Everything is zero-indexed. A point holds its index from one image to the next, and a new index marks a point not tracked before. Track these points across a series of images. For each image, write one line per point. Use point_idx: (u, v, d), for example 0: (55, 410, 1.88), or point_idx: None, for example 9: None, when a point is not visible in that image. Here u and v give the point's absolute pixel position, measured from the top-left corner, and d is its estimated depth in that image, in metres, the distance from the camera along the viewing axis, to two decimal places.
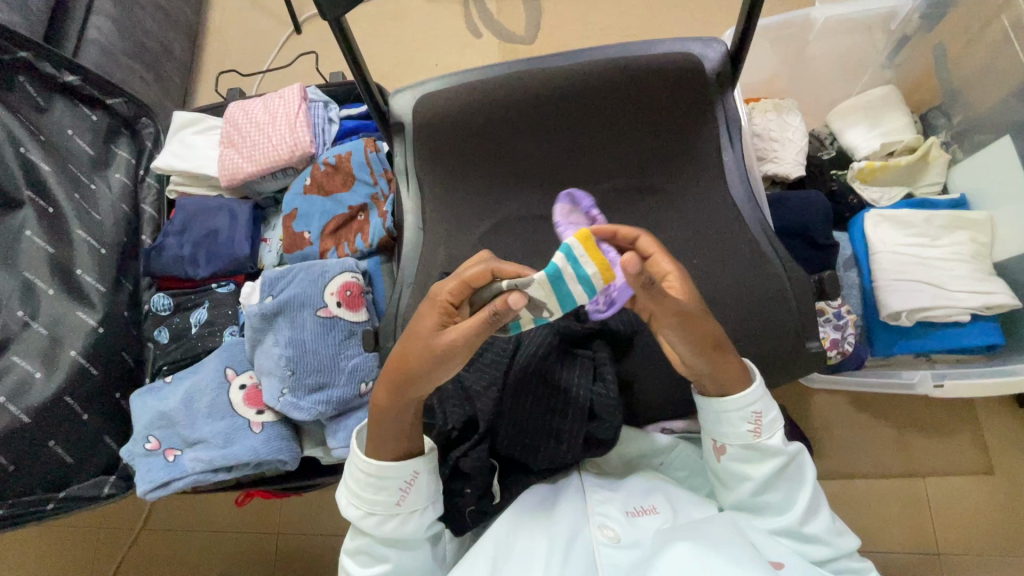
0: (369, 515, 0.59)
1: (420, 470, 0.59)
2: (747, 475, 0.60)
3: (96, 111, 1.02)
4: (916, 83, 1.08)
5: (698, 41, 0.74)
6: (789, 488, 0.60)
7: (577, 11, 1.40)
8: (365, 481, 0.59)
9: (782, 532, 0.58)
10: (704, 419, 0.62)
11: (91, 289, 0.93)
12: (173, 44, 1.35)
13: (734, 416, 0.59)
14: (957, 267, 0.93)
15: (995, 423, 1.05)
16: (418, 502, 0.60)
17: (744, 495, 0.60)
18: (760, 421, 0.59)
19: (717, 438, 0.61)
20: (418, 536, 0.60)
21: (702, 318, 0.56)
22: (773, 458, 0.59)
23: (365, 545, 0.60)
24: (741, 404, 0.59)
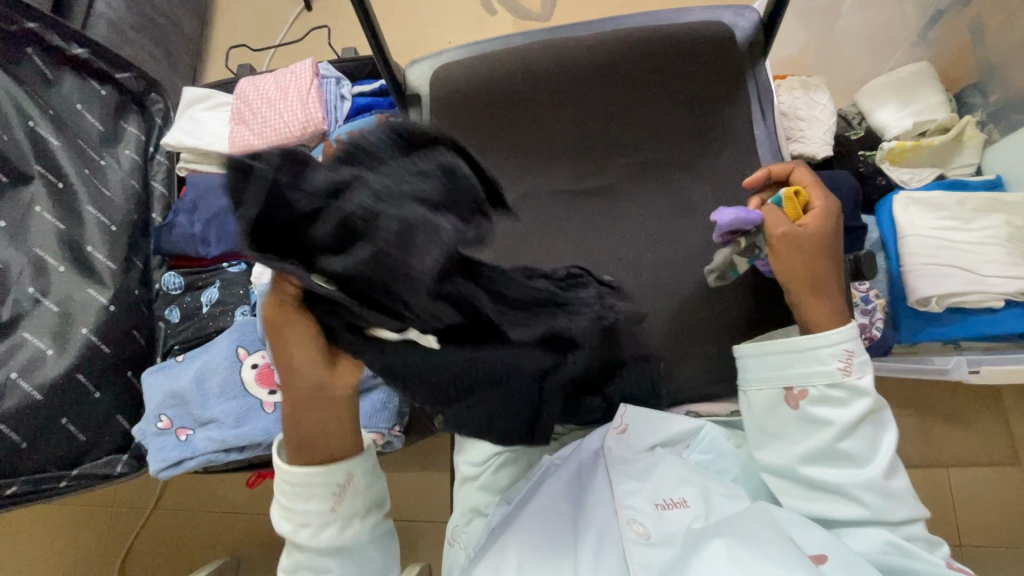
0: (301, 528, 0.56)
1: (356, 470, 0.56)
2: (830, 419, 0.58)
3: (104, 85, 1.00)
4: (950, 60, 1.04)
5: (729, 10, 0.70)
6: (868, 437, 0.58)
7: None
8: (293, 493, 0.55)
9: (864, 485, 0.57)
10: (778, 365, 0.59)
11: (102, 267, 0.92)
12: (182, 20, 1.33)
13: (822, 356, 0.58)
14: (990, 251, 0.90)
15: (1022, 414, 1.02)
16: (354, 505, 0.57)
17: (826, 443, 0.58)
18: (851, 360, 0.58)
19: (798, 385, 0.59)
20: (359, 537, 0.58)
21: (804, 258, 0.58)
22: (861, 401, 0.58)
23: (302, 560, 0.58)
24: (831, 341, 0.58)
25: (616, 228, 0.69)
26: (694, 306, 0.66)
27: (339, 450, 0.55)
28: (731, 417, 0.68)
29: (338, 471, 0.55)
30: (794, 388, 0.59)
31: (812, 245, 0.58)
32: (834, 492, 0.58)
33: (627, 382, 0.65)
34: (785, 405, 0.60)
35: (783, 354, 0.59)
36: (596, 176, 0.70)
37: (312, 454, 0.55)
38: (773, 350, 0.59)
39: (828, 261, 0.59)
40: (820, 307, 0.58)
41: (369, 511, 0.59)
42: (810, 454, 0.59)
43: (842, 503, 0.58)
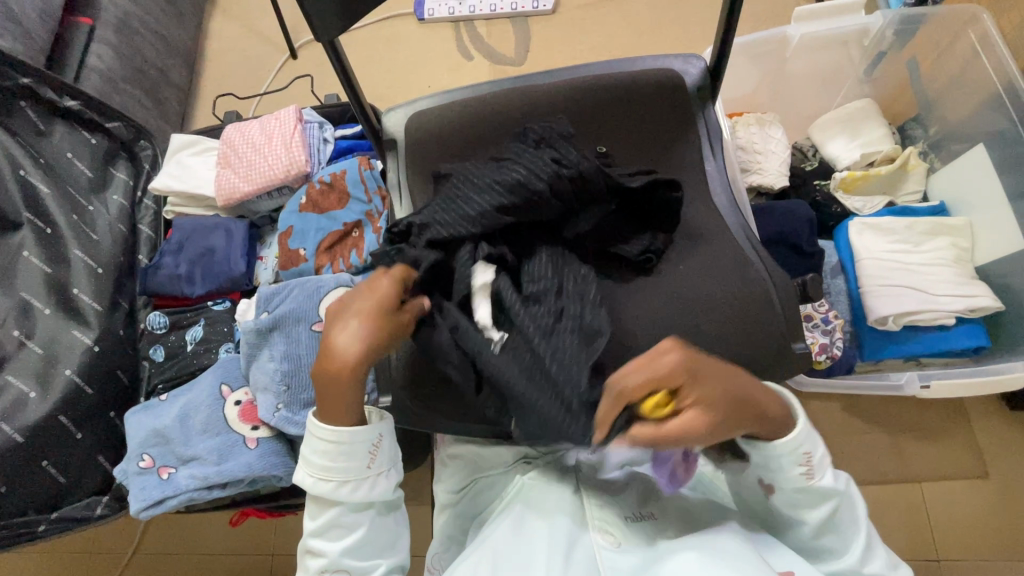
0: (341, 485, 0.62)
1: (385, 431, 0.64)
2: (800, 514, 0.60)
3: (94, 134, 1.04)
4: (893, 96, 1.12)
5: (679, 57, 0.77)
6: (845, 530, 0.60)
7: (563, 32, 1.44)
8: (332, 452, 0.61)
9: (839, 572, 0.59)
10: (751, 466, 0.61)
11: (87, 308, 0.94)
12: (171, 71, 1.39)
13: (784, 464, 0.59)
14: (940, 271, 0.95)
15: (986, 426, 1.06)
16: (384, 462, 0.64)
17: (801, 534, 0.61)
18: (811, 462, 0.59)
19: (766, 480, 0.61)
20: (386, 495, 0.65)
21: (731, 419, 0.55)
22: (828, 501, 0.59)
23: (335, 518, 0.62)
24: (790, 448, 0.58)
25: None
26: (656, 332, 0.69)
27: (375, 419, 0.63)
28: None
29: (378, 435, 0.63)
30: (765, 483, 0.61)
31: (713, 417, 0.55)
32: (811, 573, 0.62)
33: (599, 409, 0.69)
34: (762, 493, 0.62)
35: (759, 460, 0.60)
36: None
37: (347, 416, 0.61)
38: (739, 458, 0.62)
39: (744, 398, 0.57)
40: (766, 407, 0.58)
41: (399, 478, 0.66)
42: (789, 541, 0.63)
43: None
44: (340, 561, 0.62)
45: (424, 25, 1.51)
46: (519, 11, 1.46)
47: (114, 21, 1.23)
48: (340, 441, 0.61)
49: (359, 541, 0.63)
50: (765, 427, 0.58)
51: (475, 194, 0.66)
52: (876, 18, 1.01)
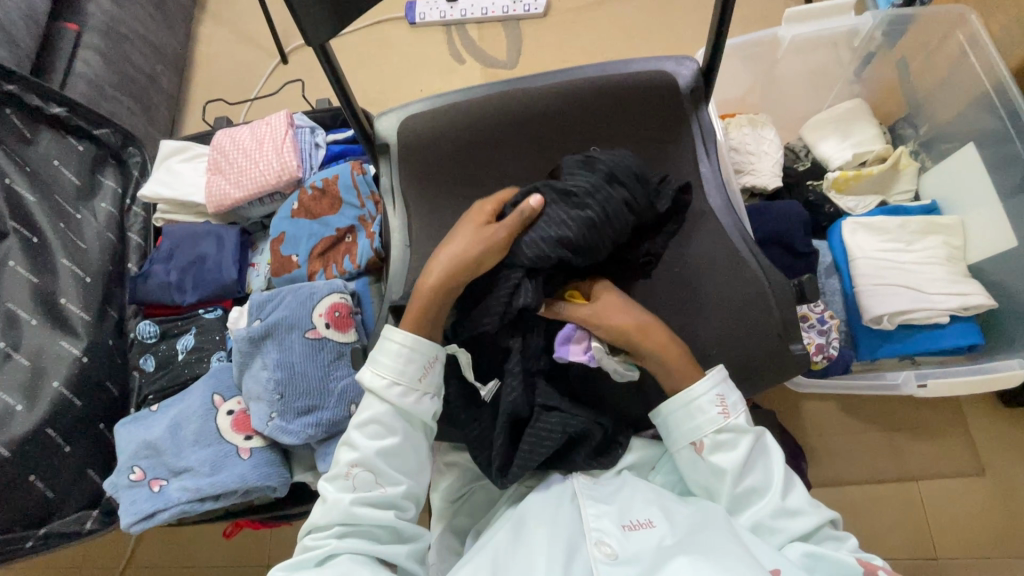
0: (393, 385, 0.63)
1: (441, 358, 0.65)
2: (726, 466, 0.59)
3: (82, 141, 1.03)
4: (883, 96, 1.13)
5: (673, 58, 0.77)
6: (763, 467, 0.60)
7: (555, 35, 1.44)
8: (396, 349, 0.63)
9: (775, 512, 0.57)
10: (673, 423, 0.62)
11: (76, 318, 0.92)
12: (160, 77, 1.38)
13: (700, 404, 0.61)
14: (933, 270, 0.95)
15: (981, 423, 1.07)
16: (434, 384, 0.64)
17: (730, 490, 0.59)
18: (725, 403, 0.61)
19: (692, 439, 0.61)
20: (425, 419, 0.64)
21: (622, 313, 0.65)
22: (745, 439, 0.60)
23: (377, 416, 0.62)
24: (699, 392, 0.61)
25: None
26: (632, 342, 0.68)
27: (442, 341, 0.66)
28: None
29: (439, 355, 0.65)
30: (692, 441, 0.61)
31: (605, 306, 0.65)
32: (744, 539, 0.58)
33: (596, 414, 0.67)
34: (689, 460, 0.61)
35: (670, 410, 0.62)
36: None
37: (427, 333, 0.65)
38: (666, 415, 0.63)
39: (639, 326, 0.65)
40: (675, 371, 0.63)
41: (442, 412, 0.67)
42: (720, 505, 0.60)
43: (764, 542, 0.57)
44: (370, 461, 0.61)
45: (415, 29, 1.50)
46: (510, 14, 1.46)
47: (101, 27, 1.21)
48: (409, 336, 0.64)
49: (394, 452, 0.62)
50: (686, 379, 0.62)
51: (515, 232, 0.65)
52: (866, 19, 1.02)
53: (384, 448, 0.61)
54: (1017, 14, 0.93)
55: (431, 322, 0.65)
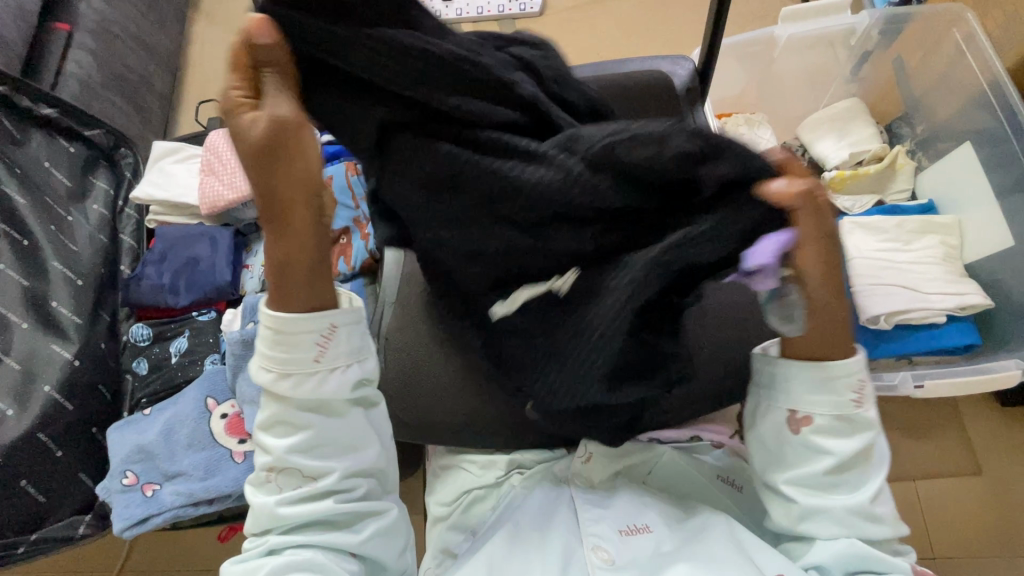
0: (283, 377, 0.53)
1: (337, 321, 0.53)
2: (831, 449, 0.55)
3: (73, 142, 1.02)
4: (880, 95, 1.13)
5: (668, 58, 0.77)
6: (866, 470, 0.56)
7: (551, 34, 1.44)
8: (273, 337, 0.52)
9: (856, 511, 0.55)
10: (782, 385, 0.57)
11: (67, 321, 0.91)
12: (153, 77, 1.37)
13: (839, 382, 0.55)
14: (930, 270, 0.95)
15: (978, 422, 1.07)
16: (339, 357, 0.54)
17: (815, 470, 0.56)
18: (865, 392, 0.55)
19: (801, 410, 0.56)
20: (340, 397, 0.55)
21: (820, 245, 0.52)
22: (862, 433, 0.55)
23: (280, 414, 0.55)
24: (847, 371, 0.55)
25: None
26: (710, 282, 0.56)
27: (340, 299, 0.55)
28: (693, 442, 0.67)
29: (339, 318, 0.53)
30: (796, 412, 0.56)
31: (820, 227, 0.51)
32: (803, 515, 0.56)
33: None
34: (786, 429, 0.57)
35: (805, 373, 0.55)
36: None
37: (294, 301, 0.52)
38: (770, 374, 0.58)
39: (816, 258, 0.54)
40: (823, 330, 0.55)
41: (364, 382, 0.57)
42: (793, 478, 0.57)
43: (817, 525, 0.56)
44: (286, 460, 0.55)
45: None
46: (506, 13, 1.45)
47: (93, 27, 1.20)
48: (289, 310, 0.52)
49: (309, 445, 0.55)
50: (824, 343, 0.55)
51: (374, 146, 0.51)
52: (862, 18, 1.01)
53: (298, 444, 0.55)
54: (1014, 13, 0.92)
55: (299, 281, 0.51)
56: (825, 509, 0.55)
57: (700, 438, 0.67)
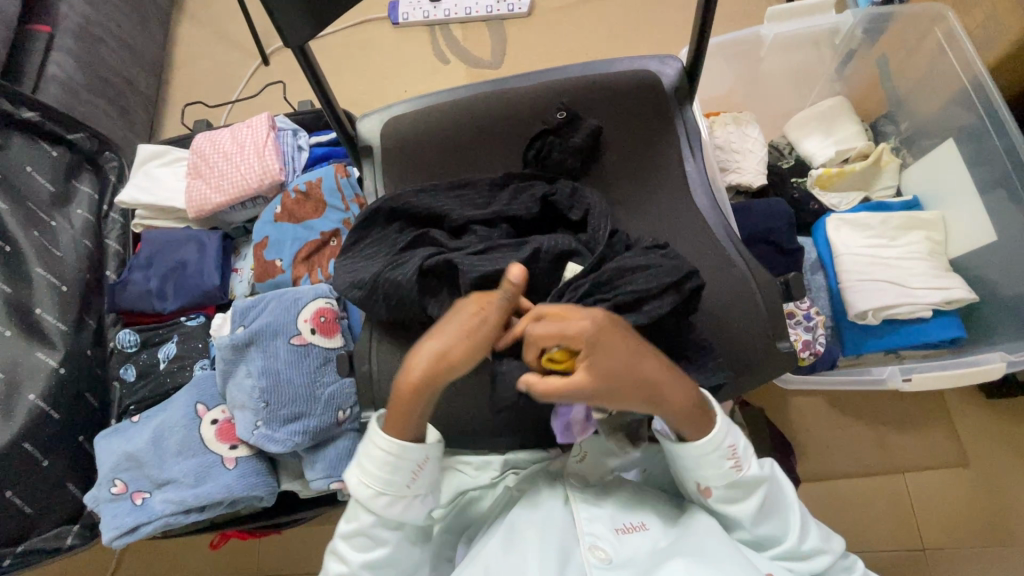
0: (380, 495, 0.58)
1: (430, 456, 0.59)
2: (735, 516, 0.58)
3: (56, 146, 1.00)
4: (864, 93, 1.14)
5: (657, 58, 0.77)
6: (780, 514, 0.58)
7: (539, 34, 1.44)
8: (381, 461, 0.57)
9: (787, 554, 0.58)
10: (671, 476, 0.59)
11: (52, 328, 0.90)
12: (137, 79, 1.35)
13: (714, 456, 0.56)
14: (916, 265, 0.96)
15: (964, 414, 1.09)
16: (423, 487, 0.59)
17: (737, 534, 0.59)
18: (737, 454, 0.57)
19: (701, 482, 0.58)
20: (417, 521, 0.61)
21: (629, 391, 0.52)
22: (759, 489, 0.57)
23: (365, 528, 0.59)
24: (715, 443, 0.56)
25: None
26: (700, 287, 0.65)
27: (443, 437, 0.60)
28: None
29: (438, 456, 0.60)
30: (699, 484, 0.58)
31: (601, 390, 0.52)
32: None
33: None
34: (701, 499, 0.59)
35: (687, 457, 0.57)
36: None
37: (405, 433, 0.57)
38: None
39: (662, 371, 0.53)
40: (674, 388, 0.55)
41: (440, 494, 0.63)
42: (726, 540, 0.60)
43: None
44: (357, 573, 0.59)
45: (399, 29, 1.49)
46: (494, 13, 1.45)
47: (76, 29, 1.19)
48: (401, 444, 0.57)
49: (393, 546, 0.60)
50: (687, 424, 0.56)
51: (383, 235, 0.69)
52: (846, 17, 1.02)
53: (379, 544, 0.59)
54: (992, 12, 0.94)
55: (407, 418, 0.56)
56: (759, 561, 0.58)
57: None
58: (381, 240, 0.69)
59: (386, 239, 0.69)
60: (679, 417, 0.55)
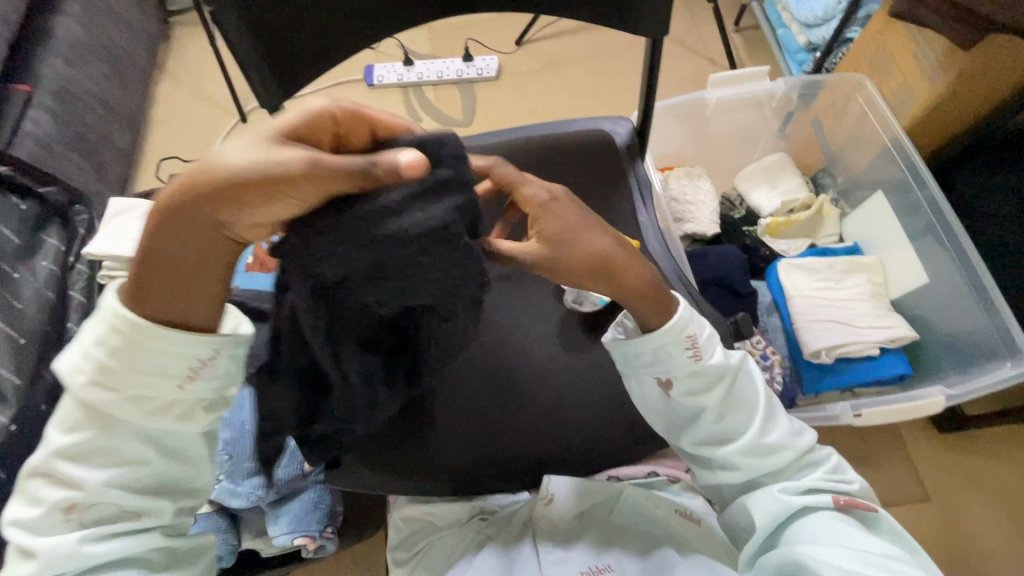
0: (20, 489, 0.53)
1: None
2: (701, 405, 0.59)
3: (26, 201, 1.03)
4: (804, 149, 1.25)
5: (609, 119, 0.84)
6: (739, 406, 0.59)
7: (505, 96, 1.54)
8: None
9: (748, 452, 0.58)
10: (652, 358, 0.58)
11: (8, 384, 0.90)
12: (113, 135, 1.39)
13: (674, 344, 0.57)
14: (861, 306, 1.03)
15: (921, 448, 1.13)
16: None
17: (708, 427, 0.59)
18: (697, 342, 0.58)
19: (662, 374, 0.58)
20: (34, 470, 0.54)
21: (575, 253, 0.54)
22: (724, 375, 0.59)
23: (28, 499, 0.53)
24: (675, 331, 0.57)
25: (534, 308, 0.73)
26: None
27: (160, 394, 0.52)
28: (651, 478, 0.68)
29: (141, 433, 0.54)
30: (661, 377, 0.59)
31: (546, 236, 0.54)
32: (726, 465, 0.60)
33: (554, 458, 0.66)
34: (659, 392, 0.60)
35: (646, 347, 0.58)
36: (509, 262, 0.76)
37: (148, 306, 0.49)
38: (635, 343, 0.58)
39: (595, 255, 0.54)
40: (650, 300, 0.57)
41: (151, 500, 0.55)
42: (696, 437, 0.60)
43: (729, 470, 0.60)
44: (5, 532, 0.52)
45: (374, 90, 1.57)
46: (463, 77, 1.55)
47: (54, 88, 1.23)
48: (79, 405, 0.53)
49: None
50: (654, 311, 0.57)
51: (427, 209, 0.46)
52: (780, 84, 1.11)
53: (26, 554, 0.51)
54: (904, 81, 1.04)
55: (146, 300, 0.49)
56: (739, 462, 0.59)
57: (656, 473, 0.69)
58: (444, 243, 0.47)
59: (465, 255, 0.50)
60: (636, 300, 0.57)
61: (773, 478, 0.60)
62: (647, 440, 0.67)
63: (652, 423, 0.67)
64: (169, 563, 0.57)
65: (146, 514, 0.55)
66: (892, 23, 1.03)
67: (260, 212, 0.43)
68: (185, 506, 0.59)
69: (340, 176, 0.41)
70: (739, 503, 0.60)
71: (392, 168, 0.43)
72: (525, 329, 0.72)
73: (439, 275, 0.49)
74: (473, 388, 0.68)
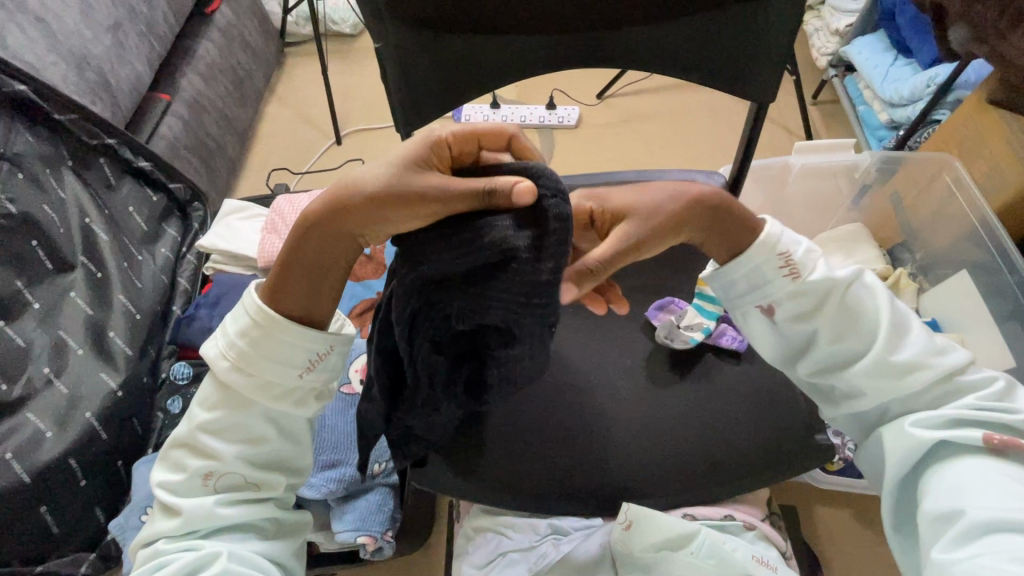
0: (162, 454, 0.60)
1: None
2: (816, 325, 0.60)
3: (157, 193, 1.15)
4: (882, 222, 1.26)
5: (703, 172, 0.89)
6: (857, 321, 0.60)
7: (582, 144, 1.63)
8: None
9: (874, 369, 0.59)
10: (756, 281, 0.60)
11: (119, 352, 0.96)
12: (227, 145, 1.53)
13: (773, 264, 0.59)
14: None
15: None
16: None
17: (823, 349, 0.61)
18: (790, 258, 0.59)
19: (770, 300, 0.60)
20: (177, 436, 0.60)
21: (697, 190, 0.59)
22: (836, 286, 0.59)
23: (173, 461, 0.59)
24: (768, 250, 0.59)
25: (619, 339, 0.76)
26: (740, 372, 0.73)
27: (284, 379, 0.57)
28: (727, 521, 0.67)
29: (266, 413, 0.59)
30: (767, 304, 0.61)
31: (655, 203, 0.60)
32: (854, 392, 0.61)
33: (631, 487, 0.68)
34: (765, 317, 0.62)
35: (744, 274, 0.60)
36: None
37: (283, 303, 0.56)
38: (732, 272, 0.60)
39: (672, 202, 0.57)
40: (737, 220, 0.59)
41: (269, 473, 0.61)
42: (814, 362, 0.63)
43: (853, 401, 0.62)
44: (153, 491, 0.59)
45: None
46: (545, 123, 1.65)
47: (189, 100, 1.39)
48: (217, 386, 0.59)
49: (182, 531, 0.57)
50: (737, 233, 0.59)
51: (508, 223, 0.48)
52: (864, 157, 1.15)
53: (170, 511, 0.58)
54: (996, 164, 1.06)
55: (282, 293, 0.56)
56: (868, 390, 0.60)
57: (733, 518, 0.68)
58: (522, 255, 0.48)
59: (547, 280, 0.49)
60: (727, 220, 0.59)
61: (905, 407, 0.60)
62: (725, 484, 0.67)
63: (731, 468, 0.68)
64: (278, 533, 0.63)
65: (265, 485, 0.61)
66: (986, 108, 1.06)
67: (396, 225, 0.51)
68: (295, 482, 0.65)
69: (461, 196, 0.48)
70: (874, 436, 0.61)
71: (506, 190, 0.47)
72: (610, 359, 0.75)
73: (512, 281, 0.50)
74: (556, 415, 0.71)
